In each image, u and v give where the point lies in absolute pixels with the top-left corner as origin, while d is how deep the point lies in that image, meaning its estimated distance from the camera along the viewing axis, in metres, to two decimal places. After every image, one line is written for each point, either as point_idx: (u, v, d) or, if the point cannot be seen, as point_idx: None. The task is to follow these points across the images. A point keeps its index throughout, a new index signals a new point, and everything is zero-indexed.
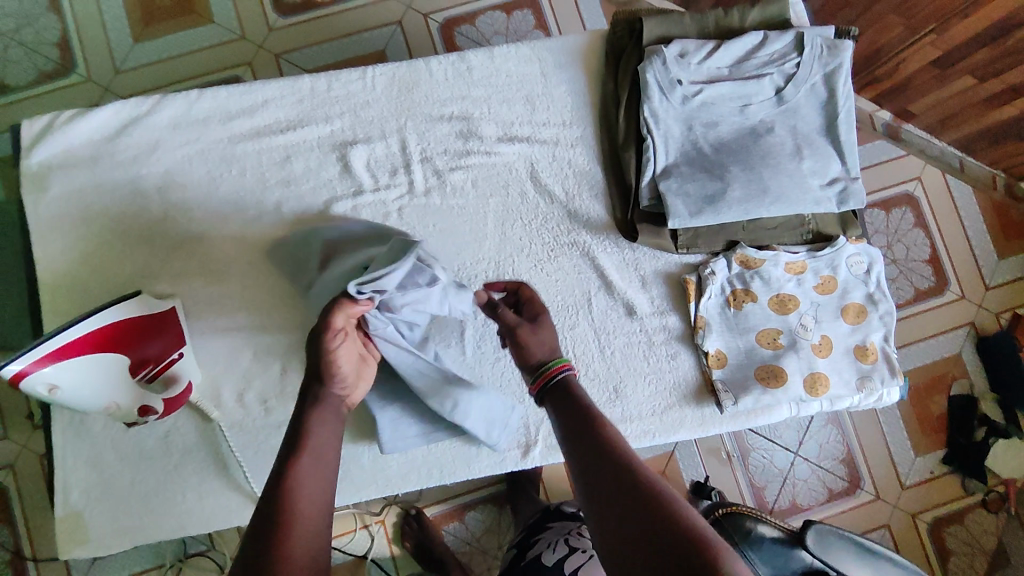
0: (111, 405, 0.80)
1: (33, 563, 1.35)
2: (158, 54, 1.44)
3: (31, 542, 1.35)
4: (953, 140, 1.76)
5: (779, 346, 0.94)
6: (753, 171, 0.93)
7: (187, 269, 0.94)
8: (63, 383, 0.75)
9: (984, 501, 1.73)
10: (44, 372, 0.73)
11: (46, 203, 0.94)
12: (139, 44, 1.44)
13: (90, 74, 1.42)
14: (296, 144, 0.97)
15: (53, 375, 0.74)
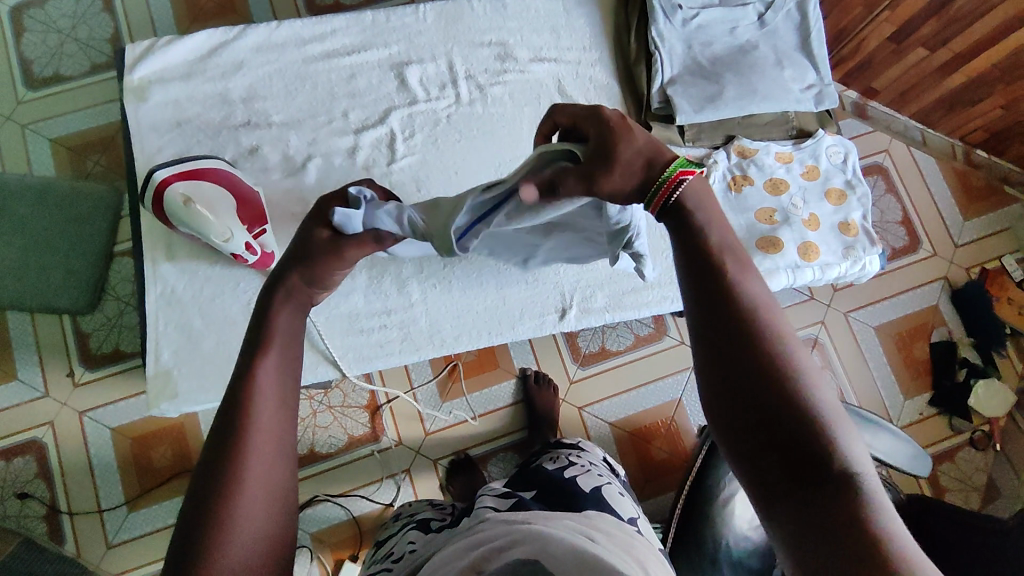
0: (224, 232, 0.95)
1: (68, 517, 1.41)
2: None
3: (67, 497, 1.42)
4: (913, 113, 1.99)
5: (775, 222, 1.10)
6: (744, 77, 1.12)
7: (267, 164, 1.10)
8: (194, 195, 0.96)
9: (971, 440, 1.86)
10: (182, 183, 0.97)
11: (145, 111, 1.10)
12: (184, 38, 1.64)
13: None
14: (360, 64, 1.15)
15: (186, 189, 0.96)
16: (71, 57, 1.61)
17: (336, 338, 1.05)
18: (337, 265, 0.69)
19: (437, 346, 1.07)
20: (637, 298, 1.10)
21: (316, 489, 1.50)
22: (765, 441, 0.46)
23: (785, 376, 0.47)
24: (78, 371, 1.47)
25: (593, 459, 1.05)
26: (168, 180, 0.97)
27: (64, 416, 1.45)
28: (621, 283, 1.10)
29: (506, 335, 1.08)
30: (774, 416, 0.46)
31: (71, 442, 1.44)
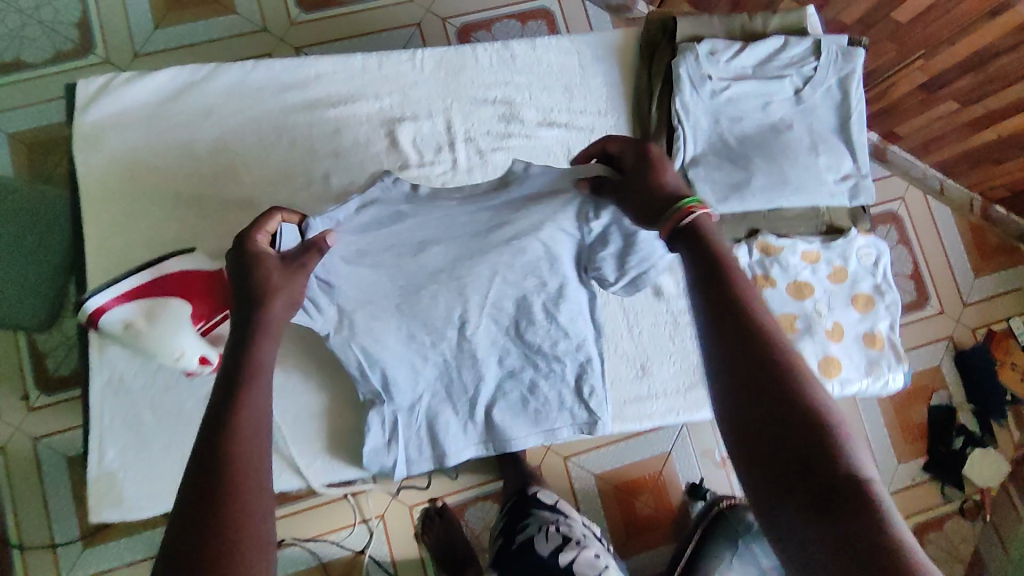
0: (179, 352, 0.80)
1: (18, 551, 1.22)
2: (178, 41, 1.46)
3: (17, 528, 1.23)
4: (936, 162, 1.84)
5: (796, 330, 1.01)
6: (775, 163, 1.00)
7: (234, 233, 0.98)
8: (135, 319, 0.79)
9: (961, 509, 1.77)
10: (121, 307, 0.78)
11: (97, 161, 0.96)
12: (157, 31, 1.47)
13: (109, 56, 1.44)
14: (346, 118, 1.01)
15: (125, 314, 0.79)
16: (33, 41, 1.42)
17: (302, 444, 0.97)
18: (295, 286, 0.66)
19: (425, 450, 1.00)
20: (638, 408, 1.00)
21: (282, 534, 1.31)
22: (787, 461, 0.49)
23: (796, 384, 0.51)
24: (32, 392, 1.27)
25: (586, 533, 0.96)
26: (102, 306, 0.78)
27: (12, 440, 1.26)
28: (622, 390, 1.01)
29: (496, 442, 1.00)
30: (776, 408, 0.51)
31: (20, 469, 1.25)
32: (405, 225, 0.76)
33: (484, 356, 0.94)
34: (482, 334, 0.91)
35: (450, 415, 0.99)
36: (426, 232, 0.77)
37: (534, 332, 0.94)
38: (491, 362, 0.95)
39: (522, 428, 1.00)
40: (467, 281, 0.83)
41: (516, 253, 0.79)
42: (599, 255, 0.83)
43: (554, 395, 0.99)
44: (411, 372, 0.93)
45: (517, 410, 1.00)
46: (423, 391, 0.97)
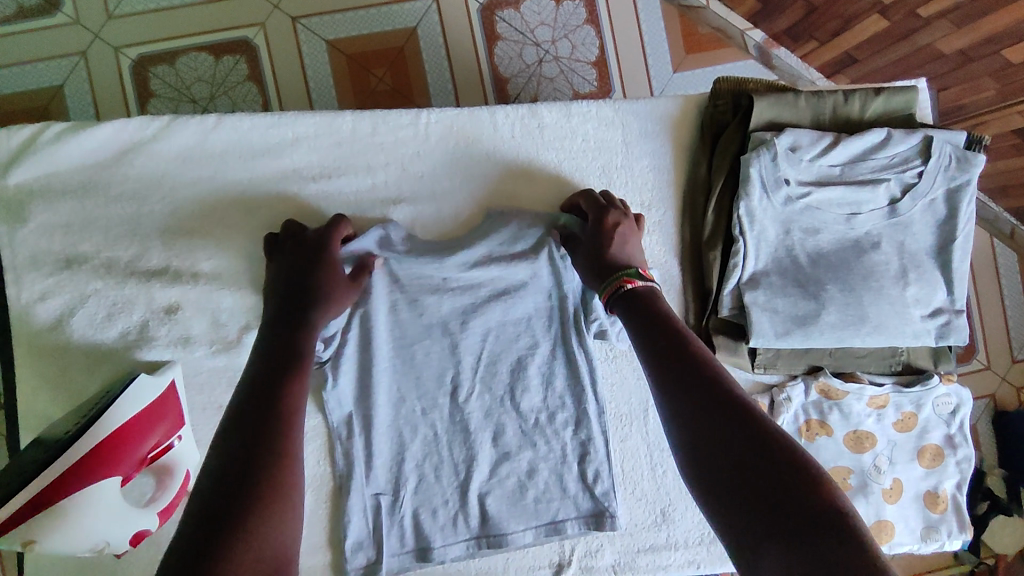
0: (101, 544, 0.70)
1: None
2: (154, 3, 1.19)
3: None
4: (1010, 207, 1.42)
5: (848, 488, 0.85)
6: (852, 294, 0.81)
7: (189, 332, 0.81)
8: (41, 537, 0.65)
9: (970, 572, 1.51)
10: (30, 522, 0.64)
11: (23, 237, 0.79)
12: None
13: (79, 17, 1.17)
14: (329, 195, 0.82)
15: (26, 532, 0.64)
16: None
17: None
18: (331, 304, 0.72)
19: (404, 566, 0.84)
20: (654, 559, 0.88)
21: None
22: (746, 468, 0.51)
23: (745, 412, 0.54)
24: None
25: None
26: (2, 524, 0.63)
27: None
28: (637, 538, 0.88)
29: None
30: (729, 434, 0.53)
31: None
32: (404, 271, 0.81)
33: (477, 429, 0.85)
34: (475, 404, 0.85)
35: (438, 503, 0.84)
36: (421, 296, 0.82)
37: (537, 416, 0.86)
38: (487, 450, 0.85)
39: (518, 520, 0.85)
40: (460, 339, 0.84)
41: (507, 310, 0.85)
42: (595, 311, 0.84)
43: (555, 482, 0.86)
44: (387, 468, 0.84)
45: (514, 503, 0.85)
46: (408, 471, 0.84)
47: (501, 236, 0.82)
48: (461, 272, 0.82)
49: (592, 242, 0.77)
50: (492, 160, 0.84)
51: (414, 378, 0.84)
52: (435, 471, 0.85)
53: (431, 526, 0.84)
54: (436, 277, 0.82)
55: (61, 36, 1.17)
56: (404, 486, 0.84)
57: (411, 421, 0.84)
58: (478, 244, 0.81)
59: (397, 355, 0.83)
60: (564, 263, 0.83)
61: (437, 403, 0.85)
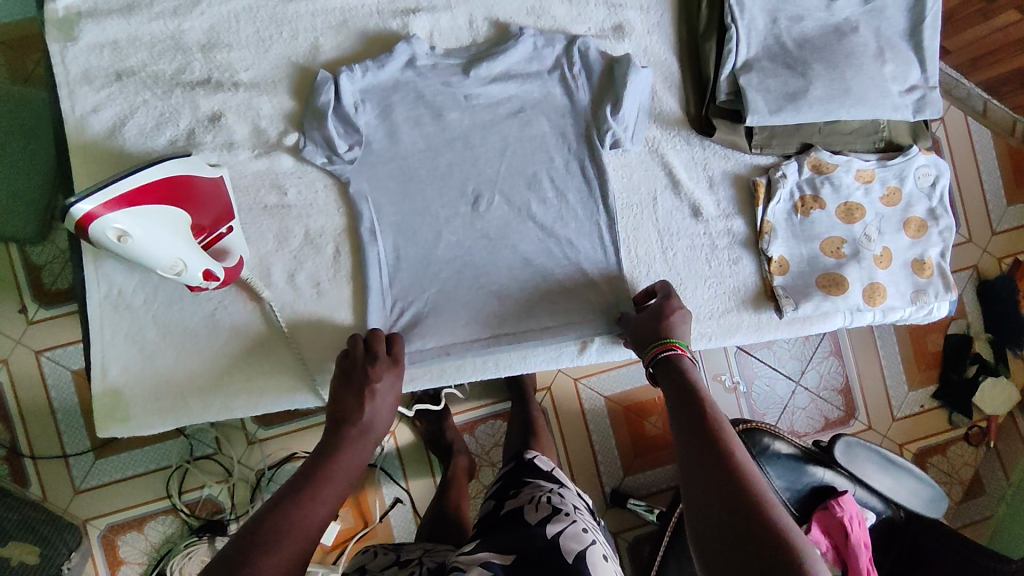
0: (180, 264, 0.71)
1: (31, 462, 1.20)
2: None
3: (29, 437, 1.19)
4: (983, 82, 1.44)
5: (842, 255, 0.93)
6: (837, 70, 0.89)
7: (232, 138, 0.87)
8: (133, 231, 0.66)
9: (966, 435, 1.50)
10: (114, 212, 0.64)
11: (74, 54, 0.85)
12: None
13: None
14: (353, 8, 0.89)
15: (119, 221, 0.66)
16: None
17: (315, 364, 0.89)
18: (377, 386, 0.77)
19: (427, 359, 0.88)
20: None
21: (293, 445, 1.26)
22: (720, 528, 0.57)
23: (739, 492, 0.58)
24: (33, 307, 1.20)
25: (578, 506, 0.81)
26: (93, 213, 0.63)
27: (20, 354, 1.20)
28: None
29: (515, 368, 0.92)
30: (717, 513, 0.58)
31: (28, 379, 1.20)
32: (425, 87, 0.89)
33: (500, 226, 0.90)
34: (497, 213, 0.91)
35: (463, 303, 0.90)
36: (439, 99, 0.89)
37: (550, 221, 0.91)
38: (508, 257, 0.91)
39: (540, 312, 0.91)
40: (477, 141, 0.90)
41: (520, 111, 0.91)
42: (606, 122, 0.90)
43: (571, 284, 0.92)
44: (413, 273, 0.89)
45: (534, 299, 0.91)
46: (436, 263, 0.89)
47: (517, 54, 0.90)
48: (481, 87, 0.90)
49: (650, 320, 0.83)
50: None
51: (437, 187, 0.89)
52: (460, 276, 0.90)
53: (459, 321, 0.89)
54: (458, 94, 0.89)
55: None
56: (429, 288, 0.89)
57: (434, 226, 0.89)
58: (492, 49, 0.90)
59: (421, 164, 0.89)
60: (576, 80, 0.91)
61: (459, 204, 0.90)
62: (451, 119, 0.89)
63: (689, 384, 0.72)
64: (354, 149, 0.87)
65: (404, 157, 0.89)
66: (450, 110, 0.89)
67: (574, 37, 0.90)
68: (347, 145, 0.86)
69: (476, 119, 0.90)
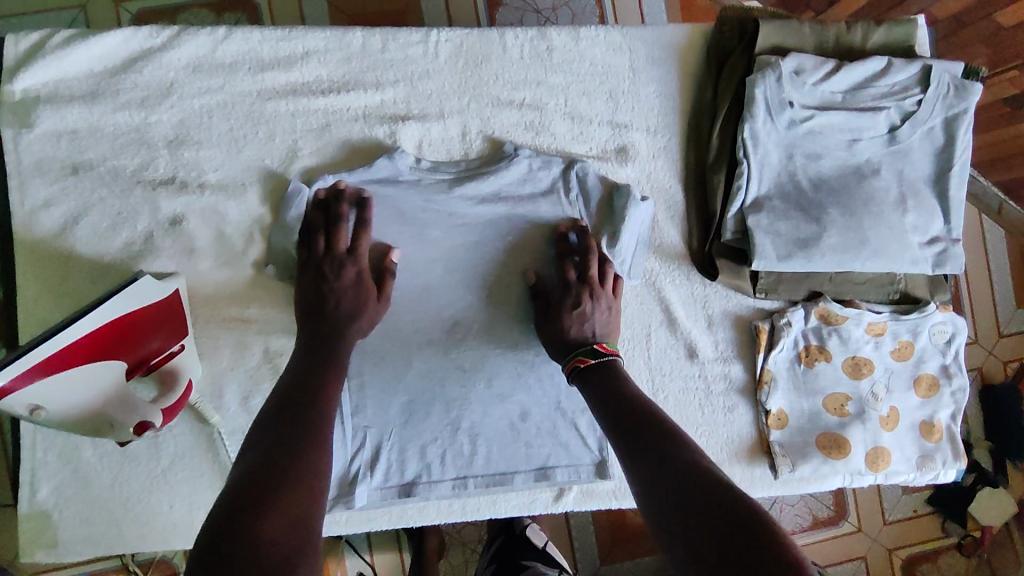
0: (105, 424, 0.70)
1: None
2: None
3: None
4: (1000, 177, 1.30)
5: (846, 414, 0.86)
6: (854, 218, 0.83)
7: (193, 244, 0.80)
8: (47, 403, 0.65)
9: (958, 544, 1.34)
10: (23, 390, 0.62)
11: (28, 142, 0.78)
12: None
13: None
14: (338, 110, 0.82)
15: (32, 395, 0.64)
16: None
17: None
18: (362, 293, 0.75)
19: (387, 498, 0.83)
20: None
21: None
22: (665, 480, 0.53)
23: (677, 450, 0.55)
24: None
25: None
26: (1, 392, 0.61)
27: None
28: None
29: (484, 513, 0.87)
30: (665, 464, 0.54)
31: None
32: (405, 203, 0.82)
33: (477, 362, 0.84)
34: (473, 342, 0.84)
35: (428, 440, 0.84)
36: (422, 218, 0.82)
37: (531, 356, 0.85)
38: (483, 392, 0.84)
39: (509, 461, 0.86)
40: (459, 264, 0.83)
41: (510, 233, 0.84)
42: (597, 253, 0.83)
43: (548, 427, 0.86)
44: (374, 402, 0.82)
45: (506, 444, 0.85)
46: (403, 397, 0.83)
47: (511, 176, 0.84)
48: (468, 208, 0.83)
49: (554, 303, 0.80)
50: (500, 82, 0.85)
51: (411, 315, 0.82)
52: (427, 407, 0.83)
53: (425, 460, 0.84)
54: (443, 214, 0.83)
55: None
56: (394, 423, 0.83)
57: (405, 354, 0.83)
58: (483, 168, 0.83)
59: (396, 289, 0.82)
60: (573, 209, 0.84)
61: (434, 334, 0.83)
62: (432, 239, 0.83)
63: (615, 383, 0.68)
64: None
65: None
66: (432, 230, 0.83)
67: (572, 161, 0.84)
68: None
69: (459, 240, 0.83)
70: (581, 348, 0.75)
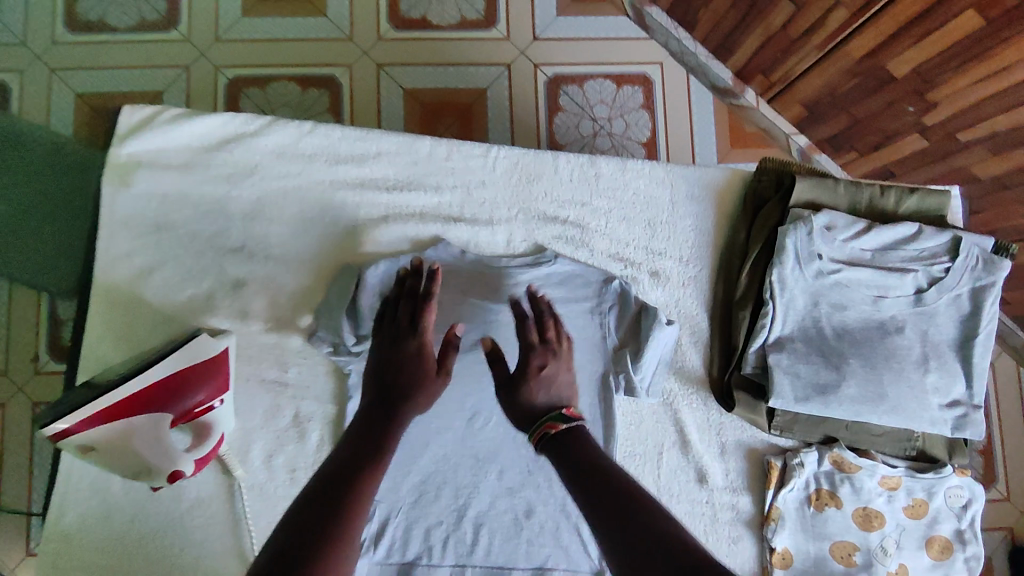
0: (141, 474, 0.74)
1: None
2: (258, 34, 1.27)
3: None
4: None
5: (852, 564, 0.85)
6: (873, 370, 0.85)
7: (248, 308, 0.87)
8: (97, 447, 0.73)
9: None
10: (85, 433, 0.71)
11: (123, 199, 0.88)
12: (246, 19, 1.28)
13: (190, 35, 1.26)
14: (398, 206, 0.91)
15: (87, 439, 0.72)
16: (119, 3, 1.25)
17: None
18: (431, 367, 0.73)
19: None
20: None
21: None
22: (653, 553, 0.49)
23: (658, 519, 0.51)
24: (47, 356, 1.14)
25: None
26: (66, 430, 0.70)
27: (19, 403, 1.12)
28: None
29: None
30: (649, 535, 0.50)
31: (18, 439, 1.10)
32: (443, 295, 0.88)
33: (490, 456, 0.87)
34: (490, 433, 0.87)
35: (433, 522, 0.85)
36: (461, 310, 0.88)
37: (544, 456, 0.87)
38: (492, 483, 0.87)
39: (510, 557, 0.86)
40: (486, 357, 0.88)
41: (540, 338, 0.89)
42: (624, 365, 0.87)
43: (551, 527, 0.87)
44: (388, 478, 0.85)
45: (508, 538, 0.86)
46: (416, 478, 0.86)
47: (550, 282, 0.90)
48: (505, 306, 0.89)
49: (515, 372, 0.73)
50: (549, 198, 0.92)
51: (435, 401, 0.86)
52: (437, 490, 0.86)
53: (427, 543, 0.85)
54: (482, 309, 0.88)
55: (173, 49, 1.25)
56: (403, 501, 0.85)
57: (423, 436, 0.86)
58: (523, 273, 0.89)
59: None
60: (606, 320, 0.89)
61: (454, 422, 0.87)
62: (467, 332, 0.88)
63: (584, 449, 0.61)
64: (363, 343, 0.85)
65: None
66: (467, 322, 0.88)
67: (608, 278, 0.90)
68: (355, 338, 0.86)
69: (490, 336, 0.88)
70: (552, 412, 0.68)
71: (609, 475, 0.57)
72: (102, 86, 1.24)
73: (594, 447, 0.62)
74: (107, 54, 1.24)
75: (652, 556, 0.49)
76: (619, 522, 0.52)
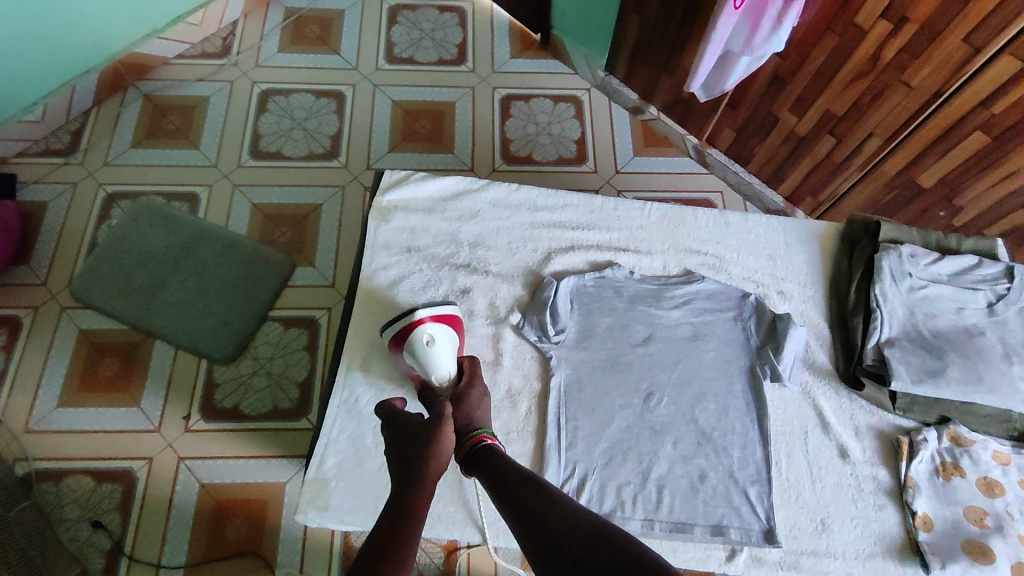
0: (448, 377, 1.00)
1: (127, 561, 1.28)
2: (401, 163, 1.74)
3: (136, 540, 1.30)
4: None
5: (986, 526, 0.99)
6: (970, 361, 1.07)
7: (473, 309, 1.15)
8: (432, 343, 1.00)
9: None
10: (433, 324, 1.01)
11: (383, 230, 1.20)
12: (391, 153, 1.74)
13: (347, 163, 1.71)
14: (582, 240, 1.22)
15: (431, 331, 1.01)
16: (295, 140, 1.73)
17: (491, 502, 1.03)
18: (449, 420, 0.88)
19: None
20: (816, 563, 1.00)
21: None
22: (560, 524, 0.69)
23: (563, 506, 0.72)
24: (195, 416, 1.41)
25: None
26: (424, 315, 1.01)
27: (165, 455, 1.37)
28: (802, 541, 1.01)
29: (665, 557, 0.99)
30: (556, 515, 0.71)
31: (159, 486, 1.34)
32: (617, 302, 1.16)
33: (664, 429, 1.07)
34: (664, 410, 1.08)
35: (623, 482, 1.03)
36: (635, 314, 1.15)
37: (710, 429, 1.08)
38: (669, 451, 1.06)
39: (690, 515, 1.02)
40: (656, 351, 1.12)
41: (698, 336, 1.14)
42: (767, 359, 1.11)
43: (722, 491, 1.04)
44: (586, 441, 1.05)
45: (687, 499, 1.03)
46: (608, 443, 1.06)
47: (702, 294, 1.17)
48: (666, 313, 1.15)
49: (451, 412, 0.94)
50: (693, 237, 1.23)
51: (618, 382, 1.10)
52: (624, 455, 1.05)
53: (621, 499, 1.02)
54: (649, 314, 1.15)
55: (332, 174, 1.70)
56: (598, 462, 1.04)
57: (610, 410, 1.08)
58: (680, 288, 1.17)
59: (608, 362, 1.11)
60: (748, 325, 1.15)
61: (634, 400, 1.09)
62: (640, 330, 1.14)
63: (501, 464, 0.83)
64: (561, 333, 1.12)
65: (596, 350, 1.12)
66: (639, 322, 1.14)
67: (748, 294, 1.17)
68: (554, 329, 1.12)
69: (658, 334, 1.14)
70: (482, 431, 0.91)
71: (524, 484, 0.78)
72: (277, 198, 1.66)
73: (506, 462, 0.84)
74: (279, 175, 1.68)
75: (560, 526, 0.69)
76: (534, 509, 0.73)
